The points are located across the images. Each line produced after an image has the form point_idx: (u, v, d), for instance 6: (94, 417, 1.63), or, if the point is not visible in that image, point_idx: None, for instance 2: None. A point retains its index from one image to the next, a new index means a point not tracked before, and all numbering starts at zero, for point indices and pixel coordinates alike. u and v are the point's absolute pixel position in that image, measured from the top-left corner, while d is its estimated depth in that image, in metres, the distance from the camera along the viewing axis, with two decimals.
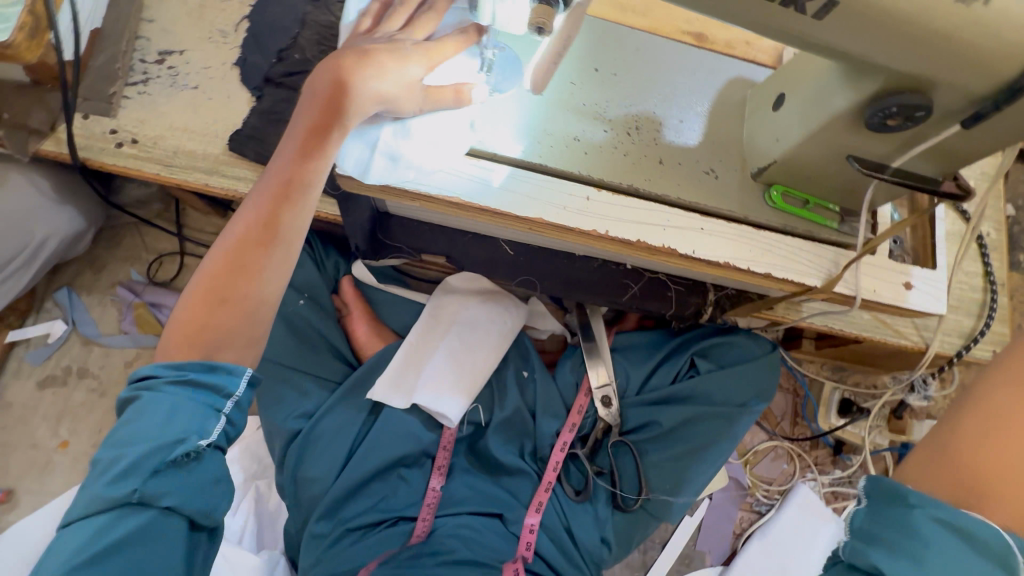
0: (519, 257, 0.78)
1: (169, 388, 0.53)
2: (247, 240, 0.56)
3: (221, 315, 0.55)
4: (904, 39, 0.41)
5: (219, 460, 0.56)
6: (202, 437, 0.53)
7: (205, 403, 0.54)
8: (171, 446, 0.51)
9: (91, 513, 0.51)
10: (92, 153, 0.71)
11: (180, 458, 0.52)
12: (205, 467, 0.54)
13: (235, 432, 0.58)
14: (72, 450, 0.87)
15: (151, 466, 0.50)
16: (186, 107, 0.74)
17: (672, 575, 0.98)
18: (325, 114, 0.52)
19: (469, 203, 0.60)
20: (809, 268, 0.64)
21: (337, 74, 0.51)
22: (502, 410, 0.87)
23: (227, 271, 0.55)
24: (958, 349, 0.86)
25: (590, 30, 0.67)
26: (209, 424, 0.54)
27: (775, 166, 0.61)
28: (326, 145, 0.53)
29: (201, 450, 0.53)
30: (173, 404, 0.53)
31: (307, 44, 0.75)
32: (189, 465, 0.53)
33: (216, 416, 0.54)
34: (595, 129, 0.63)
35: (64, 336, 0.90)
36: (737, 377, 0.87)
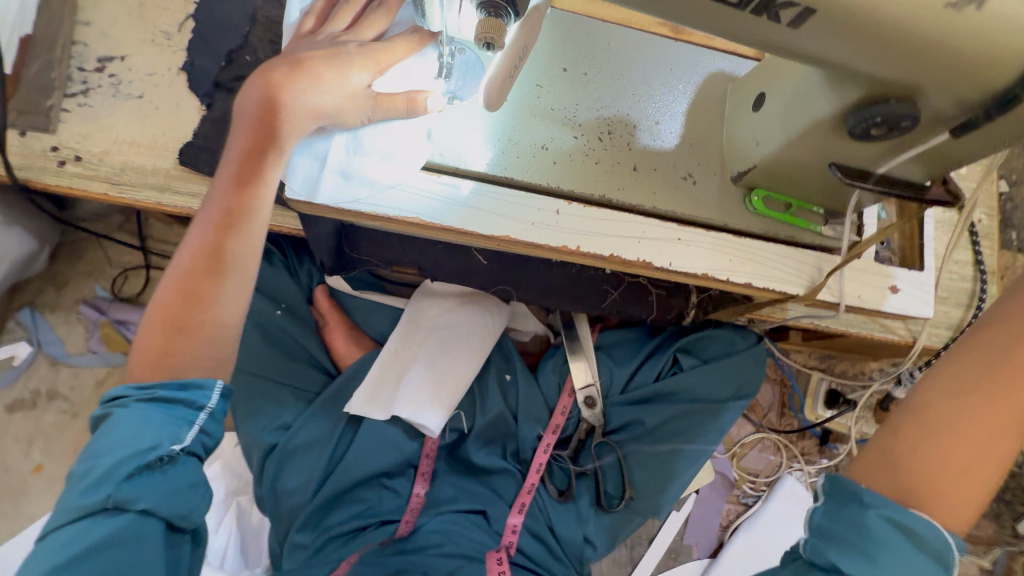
0: (494, 266, 0.75)
1: (141, 399, 0.50)
2: (197, 270, 0.53)
3: (180, 345, 0.52)
4: (887, 47, 0.38)
5: (196, 467, 0.53)
6: (177, 443, 0.50)
7: (179, 414, 0.51)
8: (144, 453, 0.48)
9: (64, 522, 0.48)
10: (32, 173, 0.67)
11: (154, 463, 0.49)
12: (181, 473, 0.51)
13: (212, 442, 0.55)
14: (48, 473, 0.86)
15: (123, 473, 0.47)
16: (130, 119, 0.69)
17: (659, 569, 0.99)
18: (259, 136, 0.50)
19: (427, 223, 0.57)
20: (791, 276, 0.61)
21: (267, 85, 0.50)
22: (483, 415, 0.84)
23: (178, 303, 0.52)
24: (946, 342, 0.83)
25: (559, 25, 0.63)
26: (183, 432, 0.51)
27: (755, 172, 0.58)
28: (267, 160, 0.51)
29: (176, 455, 0.50)
30: (142, 416, 0.50)
31: (258, 44, 0.70)
32: (164, 471, 0.50)
33: (192, 426, 0.52)
34: (565, 135, 0.59)
35: (30, 357, 0.88)
36: (723, 369, 0.81)
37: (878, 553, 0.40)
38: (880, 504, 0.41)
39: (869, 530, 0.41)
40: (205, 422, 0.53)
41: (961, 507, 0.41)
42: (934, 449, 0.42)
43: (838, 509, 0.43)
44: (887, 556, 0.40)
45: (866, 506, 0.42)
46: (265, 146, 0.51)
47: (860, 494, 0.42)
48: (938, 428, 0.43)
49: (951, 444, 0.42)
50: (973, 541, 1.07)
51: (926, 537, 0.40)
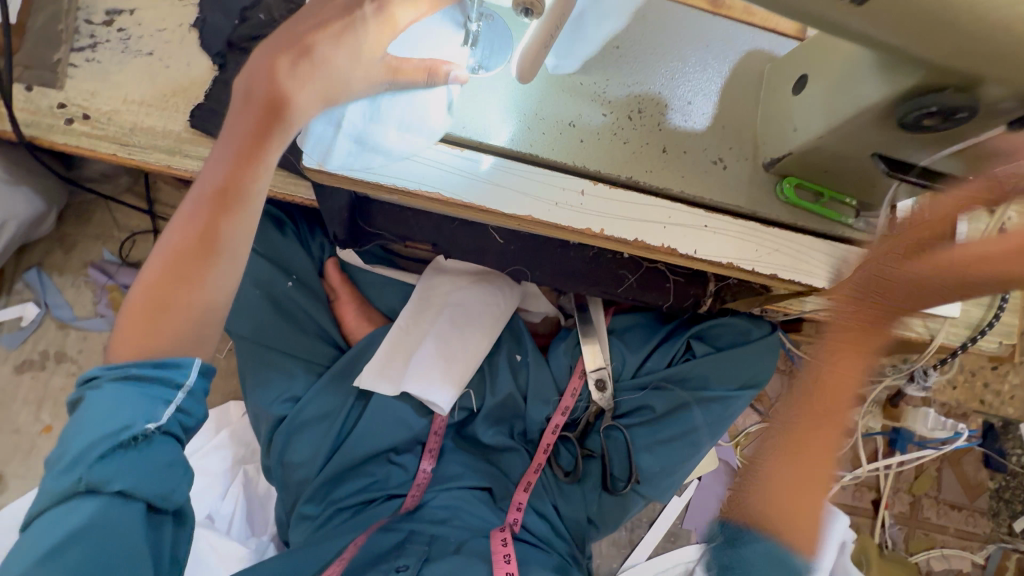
0: (509, 246, 0.74)
1: (112, 383, 0.47)
2: (184, 250, 0.49)
3: (158, 329, 0.49)
4: (952, 31, 0.35)
5: (175, 448, 0.49)
6: (150, 422, 0.47)
7: (152, 395, 0.48)
8: (114, 435, 0.45)
9: (42, 510, 0.45)
10: (39, 131, 0.65)
11: (128, 444, 0.46)
12: (157, 452, 0.47)
13: (193, 423, 0.52)
14: (57, 434, 0.87)
15: (96, 453, 0.45)
16: (140, 77, 0.67)
17: (657, 551, 1.01)
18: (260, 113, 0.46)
19: (449, 197, 0.55)
20: (818, 268, 0.59)
21: (274, 59, 0.45)
22: (493, 395, 0.83)
23: (165, 282, 0.49)
24: (965, 341, 0.82)
25: None
26: (158, 411, 0.48)
27: (790, 159, 0.55)
28: (266, 141, 0.47)
29: (150, 435, 0.47)
30: (112, 398, 0.47)
31: None
32: (139, 450, 0.46)
33: (167, 404, 0.48)
34: (593, 113, 0.57)
35: (38, 319, 0.87)
36: (738, 358, 0.79)
37: None
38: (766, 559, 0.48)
39: None
40: (183, 402, 0.50)
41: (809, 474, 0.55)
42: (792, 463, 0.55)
43: None
44: None
45: (754, 565, 0.49)
46: (267, 125, 0.46)
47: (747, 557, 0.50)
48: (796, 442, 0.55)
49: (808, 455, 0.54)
50: (969, 537, 1.08)
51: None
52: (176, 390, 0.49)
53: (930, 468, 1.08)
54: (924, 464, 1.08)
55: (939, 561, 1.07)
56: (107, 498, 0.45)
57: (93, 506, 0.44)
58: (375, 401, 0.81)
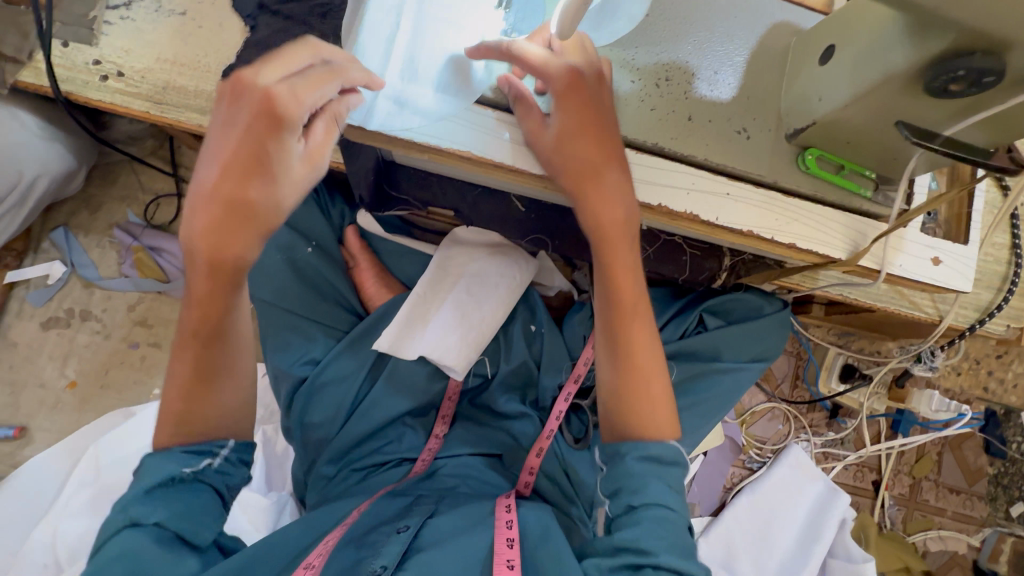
0: (530, 215, 0.77)
1: (168, 445, 0.54)
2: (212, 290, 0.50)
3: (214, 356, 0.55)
4: None
5: (211, 492, 0.54)
6: (193, 466, 0.53)
7: (196, 451, 0.54)
8: (164, 475, 0.51)
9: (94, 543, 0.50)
10: (74, 87, 0.66)
11: (174, 481, 0.52)
12: (196, 495, 0.53)
13: (235, 480, 0.57)
14: (82, 390, 0.89)
15: (143, 487, 0.50)
16: (172, 36, 0.68)
17: None
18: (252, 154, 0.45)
19: (482, 158, 0.56)
20: (835, 239, 0.61)
21: (257, 102, 0.44)
22: (508, 363, 0.86)
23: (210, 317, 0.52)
24: (972, 322, 0.83)
25: None
26: (201, 461, 0.54)
27: (814, 128, 0.56)
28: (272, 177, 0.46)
29: (189, 478, 0.53)
30: (160, 456, 0.53)
31: None
32: (180, 487, 0.52)
33: (209, 456, 0.55)
34: (621, 79, 0.58)
35: (64, 277, 0.89)
36: (748, 333, 0.81)
37: (634, 479, 0.58)
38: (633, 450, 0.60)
39: (633, 470, 0.59)
40: (222, 463, 0.56)
41: (622, 342, 0.62)
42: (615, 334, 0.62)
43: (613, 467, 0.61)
44: (635, 478, 0.58)
45: (626, 455, 0.60)
46: (251, 177, 0.45)
47: (621, 450, 0.61)
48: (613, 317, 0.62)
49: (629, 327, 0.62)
50: (966, 520, 1.11)
51: (660, 453, 0.59)
52: (217, 453, 0.56)
53: (932, 451, 1.10)
54: (926, 448, 1.10)
55: (935, 542, 1.09)
56: (147, 530, 0.49)
57: (132, 537, 0.48)
58: (394, 364, 0.83)
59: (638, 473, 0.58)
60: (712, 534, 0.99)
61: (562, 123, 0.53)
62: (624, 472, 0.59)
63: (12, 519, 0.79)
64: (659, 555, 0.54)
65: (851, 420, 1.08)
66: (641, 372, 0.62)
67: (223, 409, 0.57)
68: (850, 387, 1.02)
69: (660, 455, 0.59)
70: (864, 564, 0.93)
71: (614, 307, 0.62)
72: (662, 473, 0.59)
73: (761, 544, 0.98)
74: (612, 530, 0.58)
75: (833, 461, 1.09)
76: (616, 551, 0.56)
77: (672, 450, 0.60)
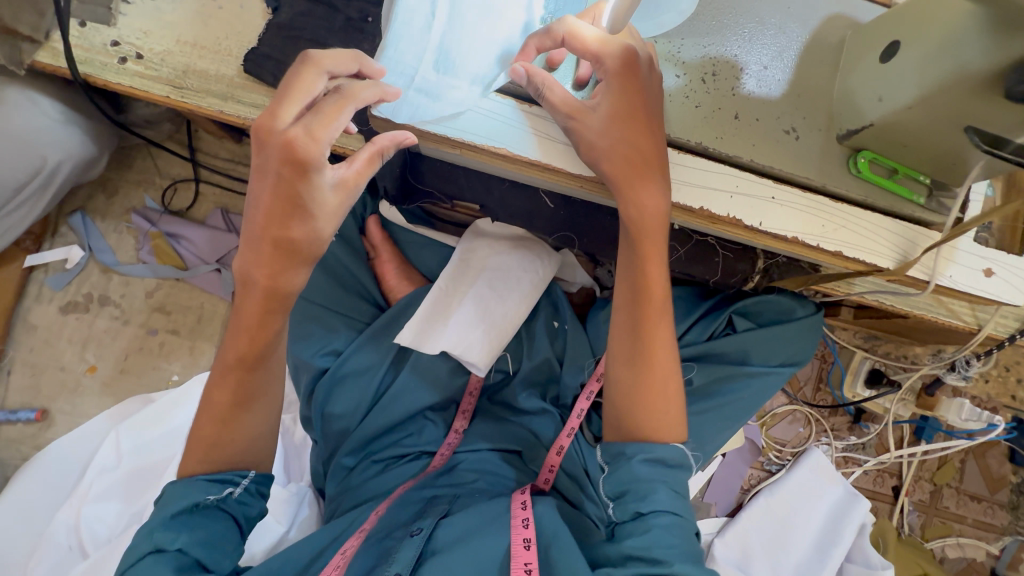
0: (559, 212, 0.80)
1: (192, 474, 0.57)
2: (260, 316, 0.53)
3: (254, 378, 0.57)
4: None
5: (229, 521, 0.57)
6: (215, 494, 0.56)
7: (216, 479, 0.57)
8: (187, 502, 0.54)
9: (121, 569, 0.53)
10: (92, 69, 0.63)
11: (197, 509, 0.55)
12: (216, 523, 0.55)
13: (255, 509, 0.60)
14: (101, 375, 0.89)
15: (168, 514, 0.53)
16: (192, 17, 0.65)
17: None
18: (287, 190, 0.47)
19: (517, 156, 0.52)
20: (883, 248, 0.58)
21: (285, 143, 0.45)
22: (530, 359, 0.85)
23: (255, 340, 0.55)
24: (1012, 333, 0.80)
25: None
26: (223, 490, 0.57)
27: (869, 131, 0.53)
28: (306, 212, 0.48)
29: (212, 505, 0.56)
30: (185, 483, 0.56)
31: None
32: (202, 514, 0.55)
33: (231, 485, 0.57)
34: (664, 74, 0.55)
35: (82, 262, 0.88)
36: (778, 335, 0.79)
37: (642, 482, 0.57)
38: (636, 453, 0.58)
39: (637, 472, 0.57)
40: (242, 492, 0.59)
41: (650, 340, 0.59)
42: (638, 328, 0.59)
43: (614, 467, 0.59)
44: (644, 481, 0.57)
45: (630, 457, 0.58)
46: (289, 216, 0.47)
47: (623, 451, 0.59)
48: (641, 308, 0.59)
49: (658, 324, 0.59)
50: (985, 528, 1.09)
51: (667, 455, 0.58)
52: (238, 482, 0.58)
53: (955, 459, 1.08)
54: (949, 455, 1.08)
55: (953, 549, 1.08)
56: (170, 556, 0.51)
57: (157, 565, 0.50)
58: (415, 356, 0.82)
59: (643, 473, 0.57)
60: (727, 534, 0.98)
61: (610, 106, 0.49)
62: (631, 473, 0.57)
63: (37, 501, 0.80)
64: (673, 564, 0.53)
65: (874, 425, 1.06)
66: (657, 370, 0.59)
67: (251, 432, 0.59)
68: (876, 393, 0.99)
69: (666, 457, 0.58)
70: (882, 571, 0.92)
71: (641, 298, 0.58)
72: (670, 476, 0.58)
73: (777, 544, 0.97)
74: (619, 537, 0.57)
75: (853, 466, 1.07)
76: (625, 559, 0.55)
77: (677, 453, 0.59)
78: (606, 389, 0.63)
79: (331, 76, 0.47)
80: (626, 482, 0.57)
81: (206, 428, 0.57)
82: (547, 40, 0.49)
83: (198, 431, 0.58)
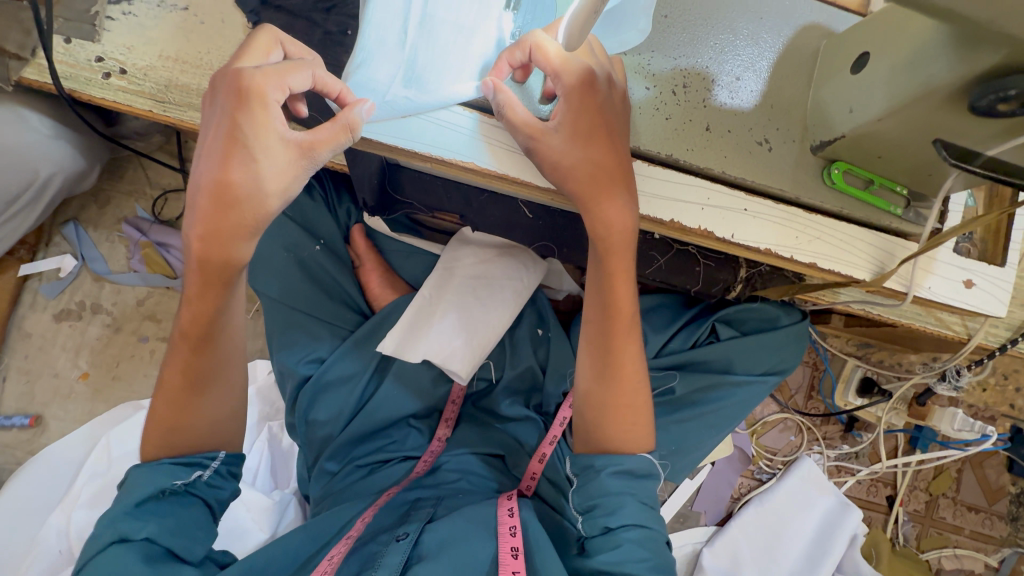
0: (537, 221, 0.80)
1: (160, 460, 0.58)
2: (200, 283, 0.54)
3: (203, 356, 0.58)
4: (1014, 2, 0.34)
5: (198, 506, 0.59)
6: (182, 480, 0.57)
7: (184, 464, 0.58)
8: (152, 489, 0.55)
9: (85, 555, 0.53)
10: (77, 84, 0.65)
11: (164, 494, 0.56)
12: (184, 509, 0.57)
13: (224, 494, 0.62)
14: (93, 381, 0.91)
15: (132, 502, 0.54)
16: (174, 32, 0.66)
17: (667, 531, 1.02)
18: (234, 131, 0.48)
19: (484, 170, 0.54)
20: (860, 259, 0.57)
21: (239, 80, 0.47)
22: (513, 367, 0.85)
23: (203, 312, 0.56)
24: (1003, 342, 0.78)
25: None
26: (190, 474, 0.58)
27: (841, 142, 0.52)
28: (247, 155, 0.48)
29: (180, 490, 0.57)
30: (152, 467, 0.57)
31: None
32: (169, 500, 0.57)
33: (201, 469, 0.59)
34: (635, 86, 0.55)
35: (75, 271, 0.90)
36: (762, 345, 0.78)
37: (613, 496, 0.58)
38: (605, 465, 0.59)
39: (604, 483, 0.58)
40: (212, 476, 0.60)
41: (621, 358, 0.59)
42: (609, 343, 0.59)
43: (583, 477, 0.60)
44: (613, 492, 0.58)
45: (597, 469, 0.59)
46: (234, 159, 0.48)
47: (591, 462, 0.60)
48: (609, 319, 0.58)
49: (627, 336, 0.59)
50: (984, 540, 1.07)
51: (634, 466, 0.59)
52: (207, 465, 0.60)
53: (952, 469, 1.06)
54: (945, 464, 1.06)
55: (950, 560, 1.06)
56: (136, 545, 0.52)
57: (123, 553, 0.51)
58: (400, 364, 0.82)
59: (612, 484, 0.58)
60: (716, 544, 0.98)
61: (571, 125, 0.49)
62: (600, 481, 0.58)
63: (28, 505, 0.82)
64: None
65: (868, 433, 1.04)
66: (627, 381, 0.60)
67: (211, 415, 0.61)
68: (868, 402, 0.97)
69: (634, 469, 0.59)
70: None
71: (608, 315, 0.58)
72: (638, 486, 0.59)
73: (767, 555, 0.97)
74: (589, 552, 0.58)
75: (846, 476, 1.06)
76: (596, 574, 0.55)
77: (646, 464, 0.60)
78: (577, 402, 0.64)
79: (284, 50, 0.52)
80: (593, 488, 0.59)
81: (162, 409, 0.59)
82: (517, 51, 0.49)
83: (154, 412, 0.60)
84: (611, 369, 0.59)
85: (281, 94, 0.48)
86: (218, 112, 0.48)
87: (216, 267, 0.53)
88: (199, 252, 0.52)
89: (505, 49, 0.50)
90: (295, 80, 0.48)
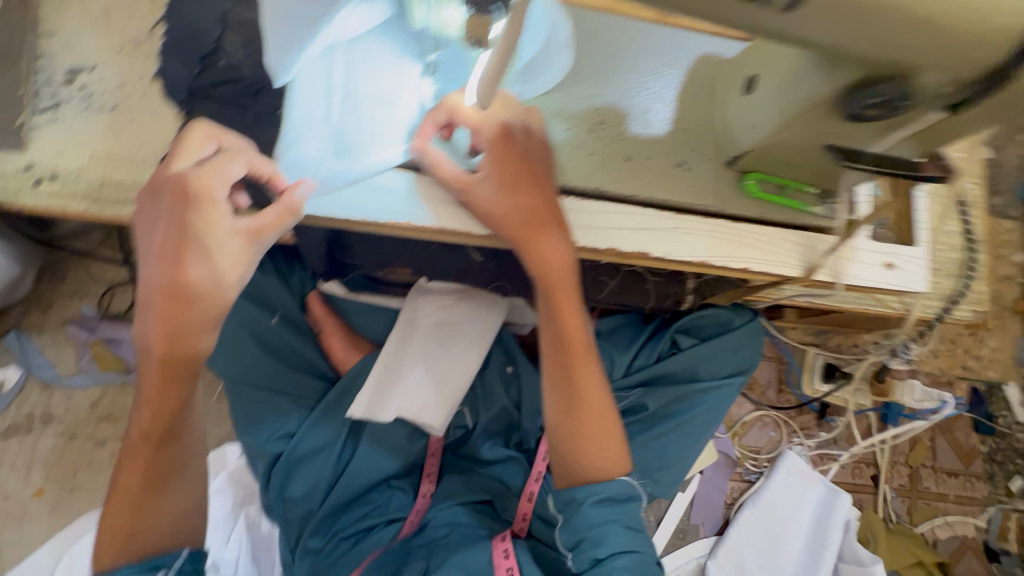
0: (487, 265, 0.80)
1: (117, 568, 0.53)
2: (159, 379, 0.55)
3: (167, 452, 0.58)
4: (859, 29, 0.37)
5: None
6: None
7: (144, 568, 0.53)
8: None
9: None
10: (7, 195, 0.64)
11: None
12: None
13: None
14: (49, 496, 0.85)
15: None
16: (104, 132, 0.67)
17: (668, 550, 1.01)
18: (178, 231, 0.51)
19: (423, 228, 0.55)
20: (790, 257, 0.61)
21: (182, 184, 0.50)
22: (488, 410, 0.84)
23: (162, 407, 0.56)
24: (939, 312, 0.83)
25: None
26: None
27: (749, 156, 0.57)
28: (193, 250, 0.51)
29: None
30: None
31: (234, 48, 0.68)
32: None
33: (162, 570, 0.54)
34: (556, 128, 0.59)
35: (20, 382, 0.86)
36: (720, 349, 0.81)
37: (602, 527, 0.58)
38: (586, 495, 0.59)
39: (588, 515, 0.58)
40: None
41: (585, 387, 0.61)
42: (572, 376, 0.61)
43: (568, 511, 0.60)
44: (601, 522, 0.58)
45: (580, 500, 0.59)
46: (186, 257, 0.51)
47: (575, 495, 0.60)
48: (567, 353, 0.60)
49: (586, 365, 0.61)
50: (969, 502, 1.10)
51: (616, 492, 0.59)
52: (169, 566, 0.55)
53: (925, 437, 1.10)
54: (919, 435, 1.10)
55: (942, 529, 1.09)
56: None
57: None
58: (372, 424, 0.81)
59: (597, 512, 0.58)
60: (719, 555, 0.99)
61: (498, 176, 0.53)
62: (586, 512, 0.58)
63: None
64: None
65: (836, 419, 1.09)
66: (594, 409, 0.61)
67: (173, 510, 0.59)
68: (834, 386, 1.01)
69: (614, 494, 0.59)
70: (873, 565, 0.92)
71: (565, 348, 0.60)
72: (622, 510, 0.60)
73: (771, 558, 0.98)
74: None
75: (829, 462, 1.09)
76: None
77: (624, 487, 0.60)
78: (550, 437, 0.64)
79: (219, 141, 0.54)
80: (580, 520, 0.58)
81: (116, 516, 0.56)
82: (438, 113, 0.53)
83: (108, 520, 0.57)
84: (576, 400, 0.61)
85: (226, 191, 0.52)
86: (164, 217, 0.51)
87: (182, 361, 0.54)
88: (163, 348, 0.53)
89: (427, 113, 0.54)
90: (238, 176, 0.52)
